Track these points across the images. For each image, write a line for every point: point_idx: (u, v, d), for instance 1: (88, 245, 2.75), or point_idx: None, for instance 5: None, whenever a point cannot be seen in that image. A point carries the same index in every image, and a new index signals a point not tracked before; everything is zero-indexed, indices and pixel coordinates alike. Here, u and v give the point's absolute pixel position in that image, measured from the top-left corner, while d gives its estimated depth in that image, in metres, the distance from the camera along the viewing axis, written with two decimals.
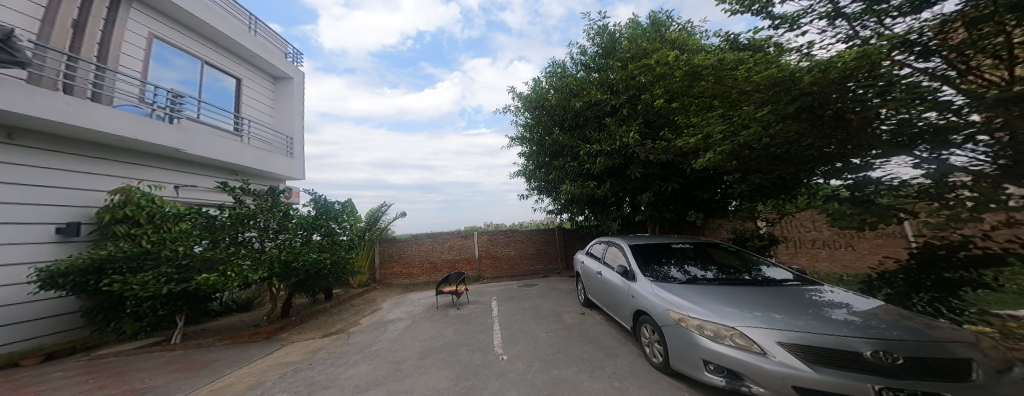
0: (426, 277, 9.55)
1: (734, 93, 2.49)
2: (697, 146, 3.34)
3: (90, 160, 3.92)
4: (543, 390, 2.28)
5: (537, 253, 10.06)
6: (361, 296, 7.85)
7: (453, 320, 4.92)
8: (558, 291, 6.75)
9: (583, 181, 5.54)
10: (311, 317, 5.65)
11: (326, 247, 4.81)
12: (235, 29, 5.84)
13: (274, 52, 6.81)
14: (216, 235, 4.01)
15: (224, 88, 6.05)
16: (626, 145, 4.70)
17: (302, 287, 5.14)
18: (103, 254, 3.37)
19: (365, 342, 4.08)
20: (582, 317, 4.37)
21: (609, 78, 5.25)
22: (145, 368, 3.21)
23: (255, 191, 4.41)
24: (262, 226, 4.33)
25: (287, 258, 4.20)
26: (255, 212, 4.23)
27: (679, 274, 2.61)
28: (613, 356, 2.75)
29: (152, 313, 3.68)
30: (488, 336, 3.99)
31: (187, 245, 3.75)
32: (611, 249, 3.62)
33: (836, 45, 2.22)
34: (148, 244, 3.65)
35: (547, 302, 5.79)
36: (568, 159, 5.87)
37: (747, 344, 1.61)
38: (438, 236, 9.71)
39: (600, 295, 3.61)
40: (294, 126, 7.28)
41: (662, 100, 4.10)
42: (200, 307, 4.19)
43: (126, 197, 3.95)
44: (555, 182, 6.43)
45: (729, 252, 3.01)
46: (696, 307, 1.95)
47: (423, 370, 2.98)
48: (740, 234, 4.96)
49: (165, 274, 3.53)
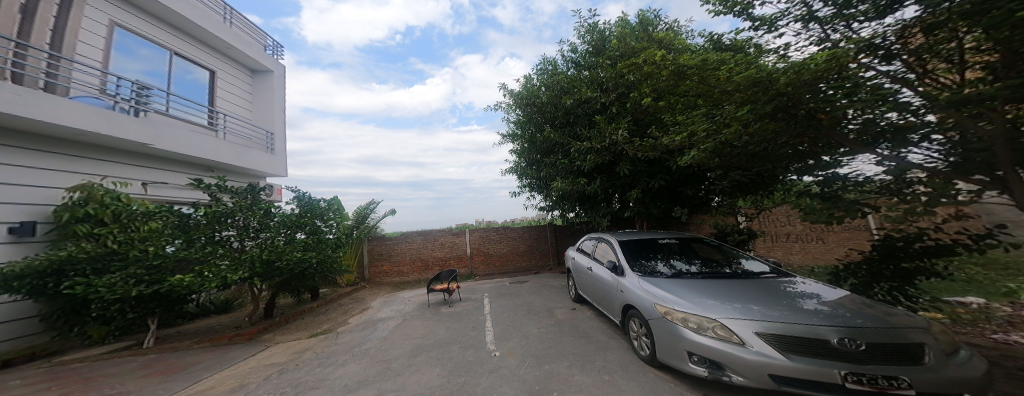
0: (417, 275, 9.49)
1: (716, 92, 2.55)
2: (682, 144, 3.40)
3: (45, 154, 3.75)
4: (535, 385, 2.31)
5: (528, 249, 10.12)
6: (349, 295, 7.76)
7: (445, 318, 4.91)
8: (550, 287, 6.80)
9: (573, 178, 5.58)
10: (297, 317, 5.55)
11: (311, 245, 4.73)
12: (207, 18, 5.63)
13: (250, 44, 6.60)
14: (190, 235, 3.86)
15: (196, 80, 5.83)
16: (615, 143, 4.75)
17: (287, 287, 5.05)
18: (62, 255, 3.21)
19: (354, 341, 4.04)
20: (573, 312, 4.42)
21: (598, 77, 5.30)
22: (116, 374, 3.10)
23: (232, 189, 4.26)
24: (241, 224, 4.23)
25: (269, 257, 4.13)
26: (232, 210, 4.12)
27: (666, 269, 2.67)
28: (603, 350, 2.80)
29: (121, 316, 3.56)
30: (480, 333, 4.00)
31: (159, 245, 3.61)
32: (601, 245, 3.69)
33: (809, 47, 2.29)
34: (114, 244, 3.50)
35: (537, 298, 5.85)
36: (559, 156, 5.91)
37: (728, 335, 1.66)
38: (428, 234, 9.65)
39: (590, 290, 3.68)
40: (273, 121, 7.10)
41: (649, 98, 4.16)
42: (173, 309, 4.08)
43: (83, 194, 3.76)
44: (546, 179, 6.46)
45: (712, 246, 3.09)
46: (681, 301, 2.00)
47: (414, 368, 2.98)
48: (723, 229, 5.10)
49: (132, 275, 3.43)
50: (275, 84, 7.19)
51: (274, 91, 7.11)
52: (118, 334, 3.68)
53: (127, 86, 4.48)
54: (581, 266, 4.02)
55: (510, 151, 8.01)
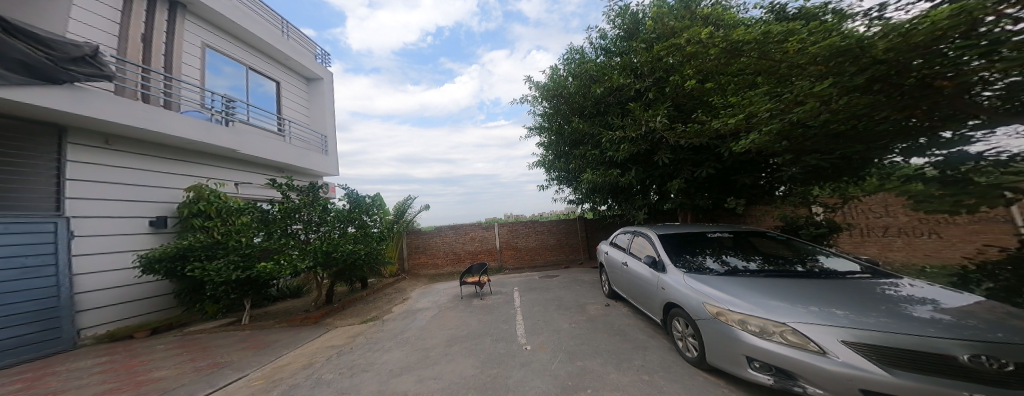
0: (451, 268, 9.78)
1: (783, 68, 2.30)
2: (737, 128, 3.13)
3: (172, 162, 4.72)
4: (567, 381, 2.28)
5: (558, 244, 10.04)
6: (393, 286, 8.18)
7: (477, 310, 5.02)
8: (581, 282, 6.69)
9: (606, 169, 5.38)
10: (351, 304, 5.96)
11: (360, 239, 5.00)
12: (272, 34, 6.16)
13: (306, 54, 7.12)
14: (270, 227, 4.28)
15: (266, 91, 6.42)
16: (654, 130, 4.43)
17: (342, 277, 5.43)
18: (185, 244, 3.96)
19: (397, 329, 4.25)
20: (606, 309, 4.31)
21: (632, 62, 5.01)
22: (222, 345, 3.63)
23: (299, 187, 4.65)
24: (306, 219, 4.58)
25: (328, 248, 4.44)
26: (300, 206, 4.48)
27: (716, 265, 2.48)
28: (642, 349, 2.69)
29: (226, 295, 4.16)
30: (510, 325, 4.04)
31: (249, 236, 4.18)
32: (637, 240, 3.52)
33: (917, 4, 1.84)
34: (218, 235, 4.24)
35: (569, 293, 5.78)
36: (589, 147, 5.75)
37: (802, 342, 1.49)
38: (459, 228, 9.88)
39: (626, 286, 3.54)
40: (327, 125, 7.65)
41: (693, 81, 3.86)
42: (262, 292, 4.62)
43: (198, 192, 4.63)
44: (576, 171, 6.32)
45: (775, 241, 2.83)
46: (738, 301, 1.85)
47: (450, 358, 3.07)
48: (792, 222, 4.55)
49: (232, 261, 4.03)
50: (327, 90, 7.69)
51: (328, 98, 7.64)
52: (225, 310, 4.35)
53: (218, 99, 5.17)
54: (614, 260, 3.91)
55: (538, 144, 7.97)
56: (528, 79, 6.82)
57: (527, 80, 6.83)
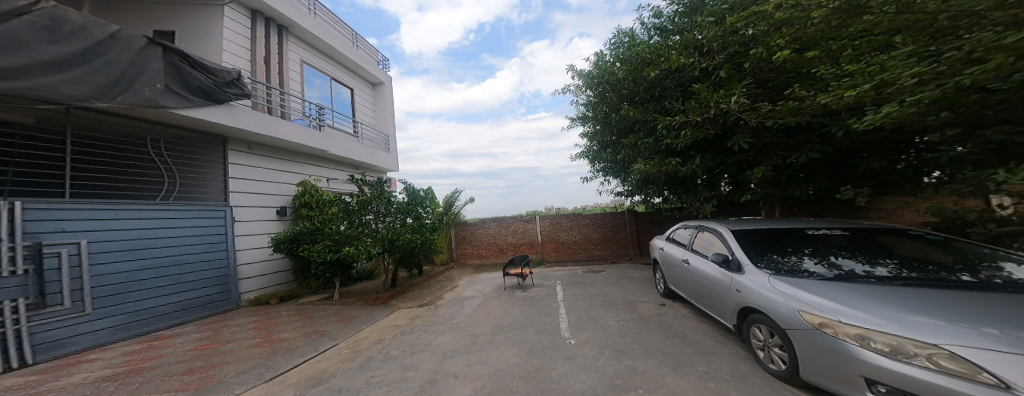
0: (494, 258, 10.03)
1: (944, 22, 1.96)
2: (860, 101, 2.69)
3: (287, 162, 6.14)
4: (616, 379, 2.17)
5: (603, 238, 9.71)
6: (443, 274, 8.65)
7: (521, 301, 5.06)
8: (629, 279, 6.38)
9: (661, 158, 4.98)
10: (410, 289, 6.44)
11: (417, 228, 5.36)
12: (345, 46, 7.57)
13: (371, 61, 8.60)
14: (350, 218, 4.96)
15: (344, 98, 7.98)
16: (728, 112, 3.92)
17: (403, 263, 5.90)
18: (295, 231, 5.06)
19: (449, 314, 4.47)
20: (660, 309, 4.04)
21: (696, 38, 4.54)
22: (321, 316, 4.53)
23: (370, 181, 5.19)
24: (375, 211, 5.16)
25: (392, 237, 4.92)
26: (370, 199, 5.05)
27: (820, 269, 2.11)
28: (707, 355, 2.46)
29: (323, 274, 5.22)
30: (553, 319, 3.99)
31: (335, 224, 4.89)
32: (702, 235, 3.23)
33: None
34: (317, 222, 5.23)
35: (616, 289, 5.56)
36: (641, 135, 5.41)
37: (967, 371, 1.12)
38: (502, 221, 10.05)
39: (687, 286, 3.27)
40: (390, 127, 9.17)
41: (786, 52, 3.27)
42: (347, 272, 5.56)
43: (306, 188, 6.01)
44: (625, 162, 6.01)
45: (917, 246, 2.29)
46: (854, 311, 1.52)
47: (496, 345, 3.14)
48: (947, 218, 3.24)
49: (327, 245, 4.88)
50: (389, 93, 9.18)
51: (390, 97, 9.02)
52: (323, 284, 5.51)
53: (312, 108, 6.69)
54: (671, 256, 3.68)
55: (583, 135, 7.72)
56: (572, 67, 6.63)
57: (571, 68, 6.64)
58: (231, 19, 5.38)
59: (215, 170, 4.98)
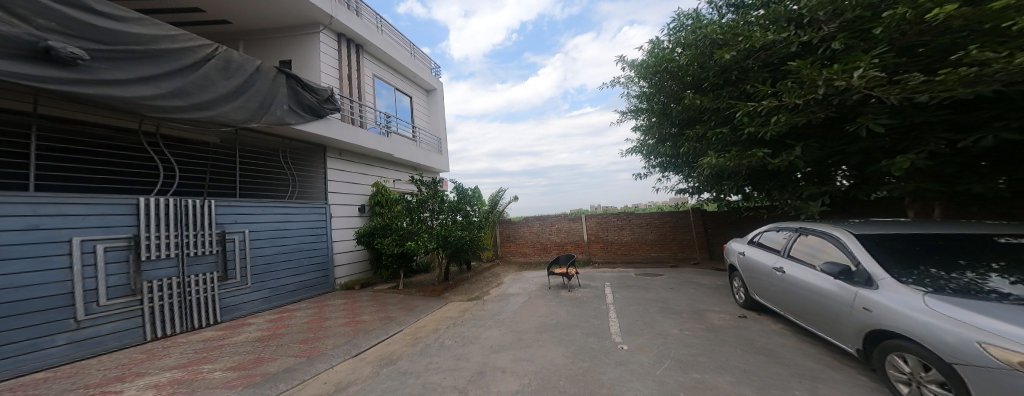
0: (538, 256, 10.05)
1: None
2: None
3: (363, 166, 8.38)
4: (679, 391, 2.03)
5: (660, 240, 9.08)
6: (489, 271, 9.02)
7: (566, 302, 5.15)
8: (696, 285, 5.82)
9: (739, 150, 4.45)
10: (457, 284, 7.57)
11: (462, 226, 7.00)
12: (404, 57, 10.28)
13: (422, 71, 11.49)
14: (411, 215, 6.74)
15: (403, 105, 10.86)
16: (842, 92, 3.29)
17: (454, 257, 7.43)
18: (374, 227, 7.16)
19: (496, 310, 5.23)
20: (739, 320, 3.60)
21: (788, 10, 3.99)
22: (392, 311, 5.71)
23: (425, 184, 7.03)
24: (430, 209, 6.93)
25: (445, 233, 6.62)
26: (425, 199, 6.85)
27: (1016, 291, 1.61)
28: (810, 379, 2.10)
29: (393, 262, 7.14)
30: (603, 321, 3.96)
31: (401, 220, 6.67)
32: (806, 240, 2.88)
33: None
34: (387, 221, 7.33)
35: (677, 295, 5.16)
36: (711, 125, 4.96)
37: None
38: (546, 219, 10.04)
39: (784, 298, 2.93)
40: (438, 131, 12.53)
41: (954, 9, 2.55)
42: (408, 262, 7.47)
43: (379, 189, 8.20)
44: (691, 155, 5.53)
45: None
46: None
47: (541, 344, 3.39)
48: None
49: (397, 237, 6.73)
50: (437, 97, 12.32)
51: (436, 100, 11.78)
52: (393, 272, 7.39)
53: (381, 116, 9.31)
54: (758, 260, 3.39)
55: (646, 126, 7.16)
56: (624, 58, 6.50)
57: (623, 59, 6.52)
58: (326, 44, 7.82)
59: (318, 173, 7.28)
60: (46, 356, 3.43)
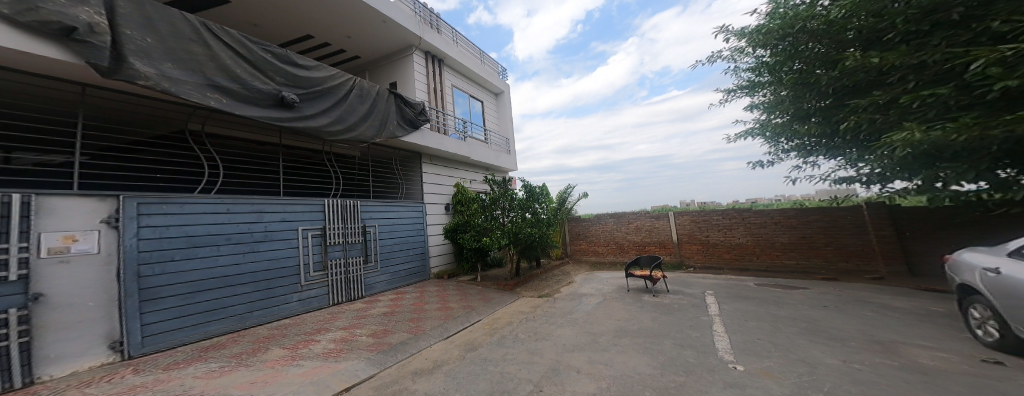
0: (611, 254, 14.39)
1: None
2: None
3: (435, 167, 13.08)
4: None
5: (788, 243, 11.04)
6: (557, 267, 13.46)
7: (649, 309, 7.17)
8: (893, 319, 5.12)
9: (979, 91, 4.96)
10: (527, 280, 11.17)
11: (534, 223, 10.35)
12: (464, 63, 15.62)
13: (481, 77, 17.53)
14: (490, 210, 10.06)
15: (464, 105, 16.72)
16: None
17: (526, 249, 11.03)
18: (460, 224, 10.43)
19: (568, 309, 7.72)
20: (984, 380, 3.02)
21: None
22: (479, 312, 7.78)
23: (498, 185, 10.38)
24: (504, 206, 10.20)
25: (516, 229, 9.92)
26: (499, 196, 10.07)
27: None
28: None
29: (472, 245, 10.60)
30: (701, 334, 5.38)
31: (483, 215, 9.90)
32: None
33: None
34: (468, 219, 10.60)
35: (878, 330, 4.67)
36: (949, 83, 5.28)
37: None
38: (623, 218, 14.15)
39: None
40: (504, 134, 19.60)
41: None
42: (483, 250, 10.60)
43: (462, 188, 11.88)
44: (861, 129, 6.64)
45: None
46: None
47: (620, 349, 4.91)
48: None
49: (480, 228, 9.84)
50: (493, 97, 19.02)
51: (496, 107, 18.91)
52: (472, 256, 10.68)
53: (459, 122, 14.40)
54: None
55: (770, 117, 8.98)
56: (742, 33, 8.65)
57: (742, 34, 8.65)
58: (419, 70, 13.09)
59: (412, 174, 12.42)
60: (284, 307, 7.17)
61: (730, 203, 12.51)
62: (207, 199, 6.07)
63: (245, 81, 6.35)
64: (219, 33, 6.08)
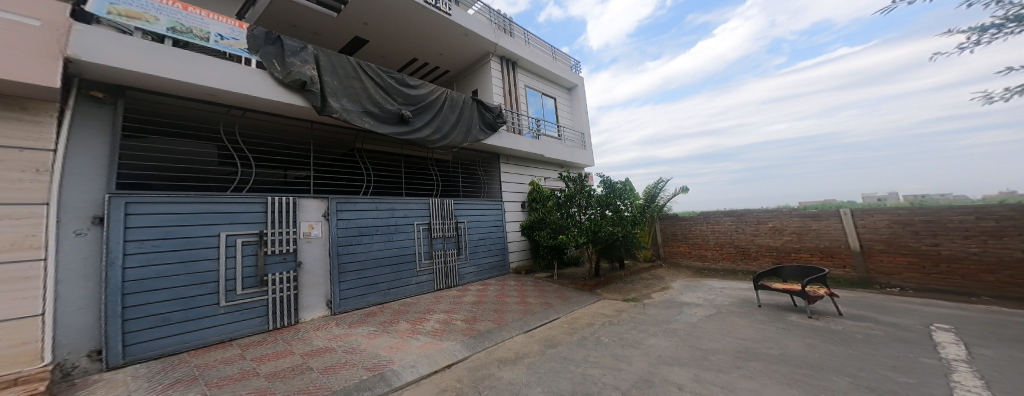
0: (721, 261, 11.14)
1: None
2: None
3: (515, 168, 12.69)
4: None
5: None
6: (647, 270, 11.97)
7: (786, 331, 5.66)
8: None
9: None
10: (612, 280, 10.56)
11: (617, 222, 9.51)
12: (535, 60, 15.35)
13: (556, 68, 16.70)
14: (565, 207, 10.13)
15: (539, 103, 16.25)
16: None
17: (605, 252, 10.44)
18: (537, 220, 10.92)
19: (664, 318, 6.96)
20: None
21: None
22: (564, 314, 7.63)
23: (574, 182, 10.34)
24: (580, 204, 9.99)
25: (595, 228, 9.29)
26: (573, 193, 10.06)
27: None
28: None
29: (550, 247, 10.55)
30: (890, 372, 3.84)
31: (555, 213, 10.21)
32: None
33: None
34: (543, 215, 11.01)
35: None
36: None
37: None
38: (739, 215, 10.77)
39: None
40: (583, 127, 18.27)
41: None
42: (560, 249, 10.69)
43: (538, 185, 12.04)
44: None
45: None
46: None
47: (744, 373, 4.04)
48: None
49: (555, 225, 10.13)
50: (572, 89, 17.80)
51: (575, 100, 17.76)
52: (551, 255, 10.71)
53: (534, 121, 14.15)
54: None
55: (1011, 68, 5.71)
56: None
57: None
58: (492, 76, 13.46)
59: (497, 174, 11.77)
60: (407, 288, 8.00)
61: (979, 197, 8.24)
62: (365, 198, 7.27)
63: (381, 105, 7.35)
64: (367, 70, 7.44)
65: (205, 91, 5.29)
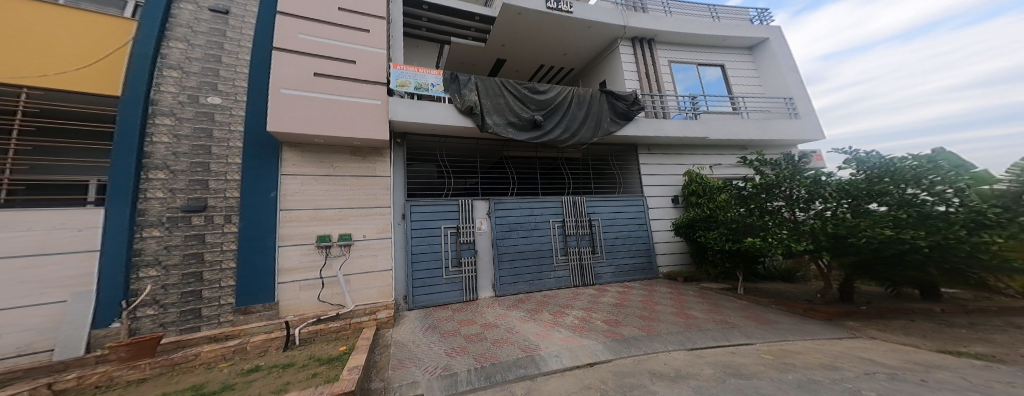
0: None
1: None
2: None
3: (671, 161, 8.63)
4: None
5: None
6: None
7: None
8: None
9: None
10: (894, 312, 4.76)
11: (899, 220, 4.07)
12: (673, 24, 9.16)
13: (738, 25, 9.67)
14: (753, 204, 5.42)
15: (713, 73, 9.81)
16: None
17: (861, 271, 4.81)
18: (692, 219, 7.17)
19: None
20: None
21: None
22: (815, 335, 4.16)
23: (770, 162, 5.46)
24: (789, 194, 5.10)
25: (835, 231, 4.34)
26: (777, 181, 5.15)
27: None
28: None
29: (725, 261, 6.46)
30: None
31: (732, 211, 5.72)
32: None
33: None
34: (706, 211, 7.11)
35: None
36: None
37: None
38: None
39: None
40: (787, 87, 9.39)
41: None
42: (749, 260, 6.29)
43: (693, 176, 8.13)
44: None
45: None
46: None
47: None
48: None
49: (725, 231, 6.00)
50: (772, 45, 9.70)
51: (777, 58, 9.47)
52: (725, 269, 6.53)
53: (687, 101, 8.88)
54: None
55: None
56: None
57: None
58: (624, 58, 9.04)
59: (635, 170, 8.33)
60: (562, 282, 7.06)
61: None
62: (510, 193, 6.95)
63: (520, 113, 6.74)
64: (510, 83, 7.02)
65: (426, 127, 6.17)
